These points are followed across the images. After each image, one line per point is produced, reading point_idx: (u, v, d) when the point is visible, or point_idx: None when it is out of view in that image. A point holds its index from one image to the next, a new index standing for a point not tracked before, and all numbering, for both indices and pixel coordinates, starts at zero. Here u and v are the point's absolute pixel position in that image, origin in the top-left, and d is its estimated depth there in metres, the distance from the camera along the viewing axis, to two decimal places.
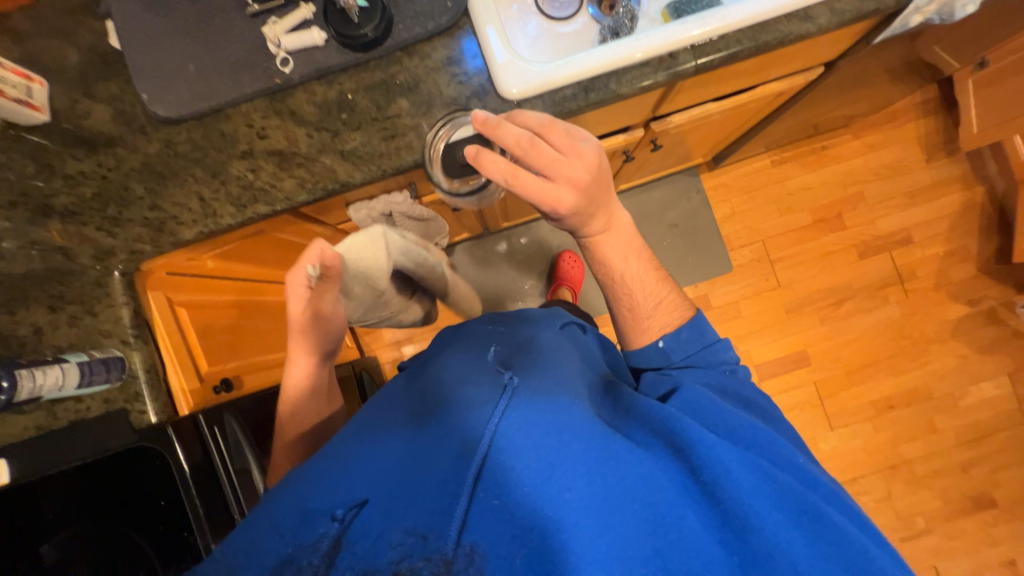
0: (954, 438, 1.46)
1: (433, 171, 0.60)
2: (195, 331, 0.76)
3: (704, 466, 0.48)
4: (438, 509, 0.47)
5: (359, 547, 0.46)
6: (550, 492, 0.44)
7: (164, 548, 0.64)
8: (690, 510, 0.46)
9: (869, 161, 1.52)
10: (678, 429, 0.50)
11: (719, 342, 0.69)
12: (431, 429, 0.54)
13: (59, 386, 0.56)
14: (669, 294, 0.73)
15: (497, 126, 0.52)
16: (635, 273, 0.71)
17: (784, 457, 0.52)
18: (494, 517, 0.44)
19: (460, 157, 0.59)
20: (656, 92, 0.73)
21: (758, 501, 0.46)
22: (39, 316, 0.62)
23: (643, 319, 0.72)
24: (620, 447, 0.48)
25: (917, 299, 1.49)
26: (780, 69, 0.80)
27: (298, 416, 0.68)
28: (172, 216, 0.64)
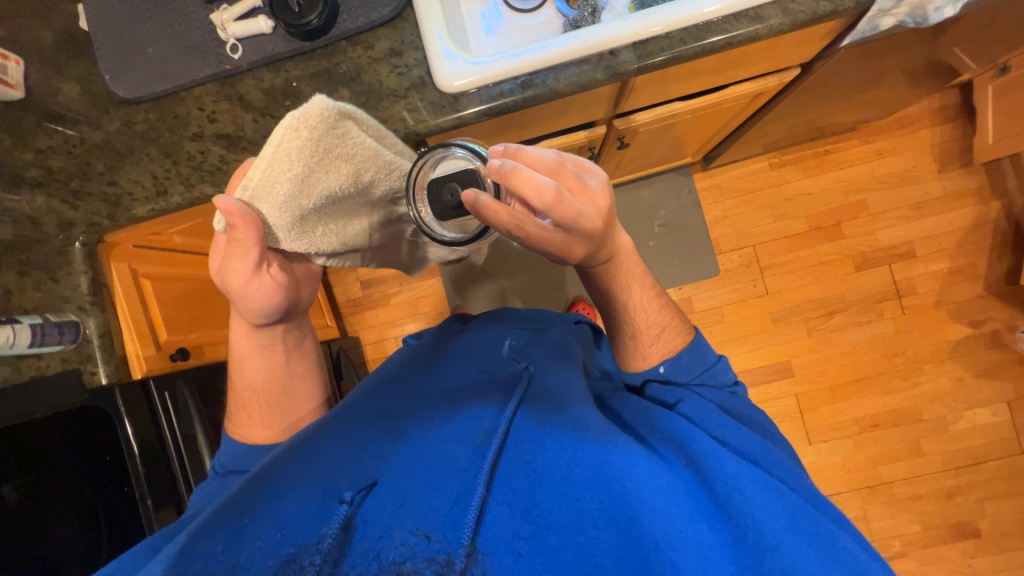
0: (941, 464, 1.40)
1: (421, 216, 0.54)
2: (157, 302, 0.83)
3: (717, 480, 0.50)
4: (452, 506, 0.52)
5: (369, 536, 0.51)
6: (567, 494, 0.51)
7: (107, 498, 0.73)
8: (704, 526, 0.47)
9: (875, 168, 1.45)
10: (690, 442, 0.54)
11: (719, 362, 0.66)
12: (453, 423, 0.59)
13: (10, 342, 0.61)
14: (671, 321, 0.67)
15: (514, 178, 0.44)
16: (640, 302, 0.65)
17: (793, 474, 0.53)
18: (511, 517, 0.50)
19: (449, 200, 0.51)
20: (607, 90, 0.72)
21: (769, 519, 0.46)
22: (7, 278, 0.67)
23: (644, 351, 0.66)
24: (636, 454, 0.52)
25: (914, 316, 1.42)
26: (747, 70, 0.78)
27: (251, 380, 0.68)
28: (127, 192, 0.68)
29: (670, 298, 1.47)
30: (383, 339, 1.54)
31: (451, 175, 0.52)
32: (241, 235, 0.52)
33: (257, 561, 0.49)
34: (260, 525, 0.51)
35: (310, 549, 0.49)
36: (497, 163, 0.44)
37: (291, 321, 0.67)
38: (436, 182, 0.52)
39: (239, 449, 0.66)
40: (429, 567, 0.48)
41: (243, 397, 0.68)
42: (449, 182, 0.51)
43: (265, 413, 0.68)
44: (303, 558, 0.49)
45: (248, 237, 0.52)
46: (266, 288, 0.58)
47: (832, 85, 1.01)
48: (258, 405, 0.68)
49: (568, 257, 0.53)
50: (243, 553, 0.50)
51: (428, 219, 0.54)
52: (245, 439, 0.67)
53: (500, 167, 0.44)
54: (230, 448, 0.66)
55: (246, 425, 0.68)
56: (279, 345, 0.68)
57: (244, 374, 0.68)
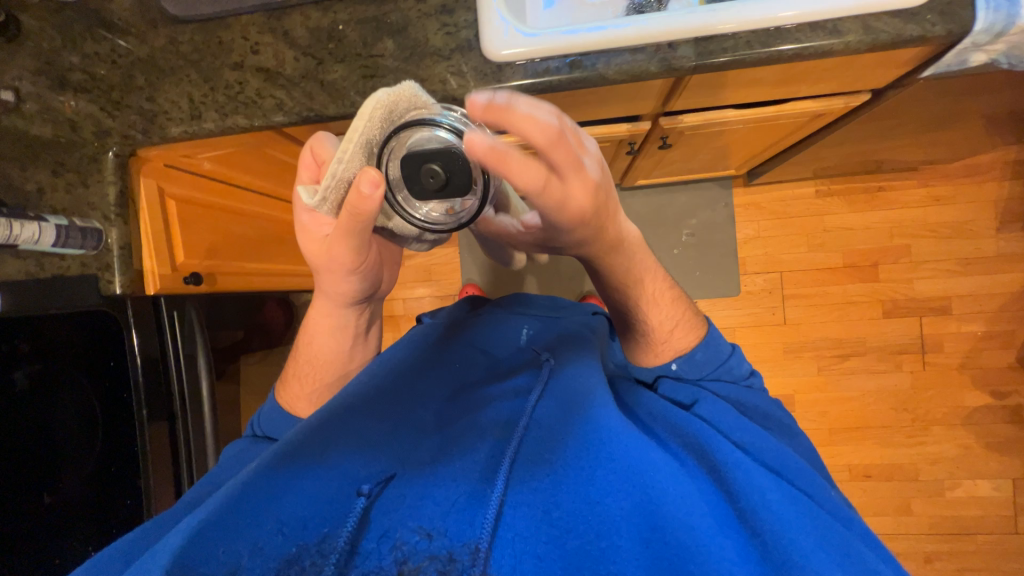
0: (927, 526, 1.36)
1: (406, 202, 0.44)
2: (179, 223, 0.86)
3: (743, 492, 0.48)
4: (459, 508, 0.50)
5: (383, 524, 0.49)
6: (587, 496, 0.48)
7: (106, 398, 0.77)
8: (730, 540, 0.44)
9: (928, 214, 1.37)
10: (713, 449, 0.52)
11: (733, 355, 0.65)
12: (468, 425, 0.58)
13: (36, 240, 0.65)
14: (682, 315, 0.65)
15: (512, 150, 0.36)
16: (649, 295, 0.62)
17: (813, 485, 0.52)
18: (531, 518, 0.48)
19: (428, 184, 0.41)
20: (659, 84, 0.69)
21: (799, 534, 0.45)
22: (42, 177, 0.71)
23: (657, 348, 0.64)
24: (660, 460, 0.50)
25: (934, 374, 1.37)
26: (811, 87, 0.73)
27: (313, 348, 0.67)
28: (163, 111, 0.69)
29: None
30: (391, 299, 1.55)
31: (425, 155, 0.40)
32: (363, 212, 0.42)
33: (253, 563, 0.45)
34: (262, 511, 0.48)
35: (311, 549, 0.47)
36: (484, 123, 0.36)
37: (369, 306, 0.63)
38: (410, 164, 0.41)
39: (279, 414, 0.69)
40: (431, 566, 0.46)
41: (303, 368, 0.69)
42: (421, 162, 0.40)
43: (322, 390, 0.70)
44: (304, 559, 0.46)
45: (371, 212, 0.42)
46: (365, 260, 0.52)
47: (901, 119, 0.94)
48: (315, 380, 0.69)
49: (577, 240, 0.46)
50: (241, 551, 0.46)
51: (415, 206, 0.45)
52: (291, 410, 0.69)
53: (489, 126, 0.36)
54: (274, 414, 0.69)
55: (296, 398, 0.69)
56: (351, 329, 0.66)
57: (310, 348, 0.68)
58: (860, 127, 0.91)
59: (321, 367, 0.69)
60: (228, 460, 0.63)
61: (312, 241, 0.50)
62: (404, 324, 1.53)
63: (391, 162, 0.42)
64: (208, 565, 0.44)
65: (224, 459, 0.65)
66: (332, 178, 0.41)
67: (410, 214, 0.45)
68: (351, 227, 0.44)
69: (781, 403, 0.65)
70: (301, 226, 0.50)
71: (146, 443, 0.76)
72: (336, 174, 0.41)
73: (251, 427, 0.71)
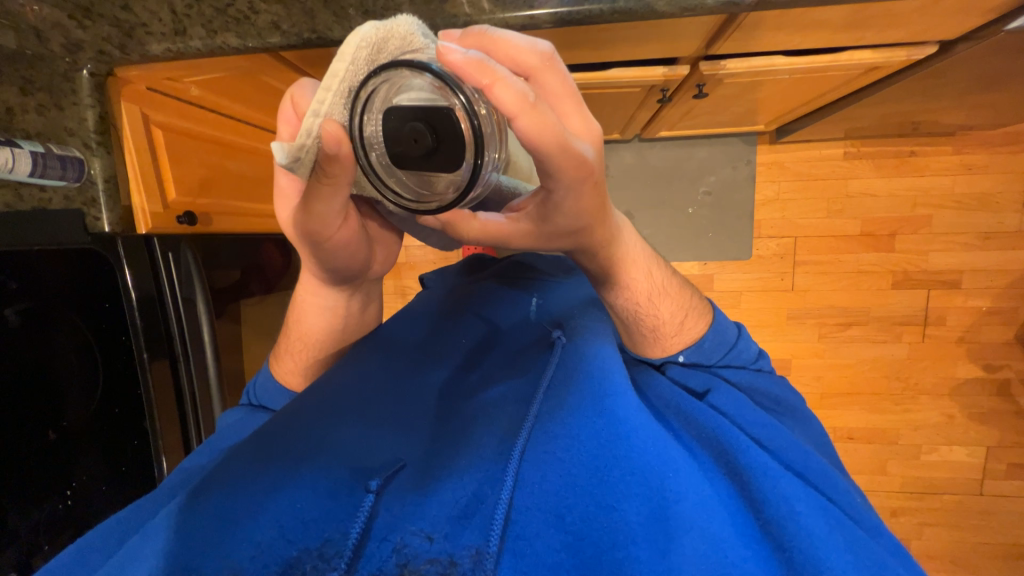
0: (898, 485, 1.45)
1: (383, 167, 0.35)
2: (167, 154, 0.82)
3: (767, 501, 0.47)
4: (460, 511, 0.47)
5: (385, 523, 0.47)
6: (603, 502, 0.46)
7: (104, 338, 0.75)
8: (751, 552, 0.44)
9: (957, 183, 1.31)
10: (732, 449, 0.51)
11: (740, 340, 0.63)
12: (472, 416, 0.56)
13: (11, 168, 0.59)
14: (690, 303, 0.61)
15: (493, 89, 0.30)
16: (656, 286, 0.57)
17: (833, 483, 0.51)
18: (542, 524, 0.46)
19: (414, 148, 0.32)
20: (710, 21, 0.60)
21: (833, 552, 0.43)
22: (9, 95, 0.61)
23: (664, 342, 0.61)
24: (678, 459, 0.49)
25: (931, 346, 1.38)
26: (877, 33, 0.65)
27: (303, 325, 0.66)
28: (141, 22, 0.59)
29: (691, 271, 1.40)
30: None
31: (413, 112, 0.32)
32: (334, 174, 0.37)
33: (254, 566, 0.43)
34: (261, 510, 0.46)
35: (313, 553, 0.44)
36: (457, 58, 0.30)
37: (355, 286, 0.62)
38: (394, 121, 0.33)
39: (274, 387, 0.68)
40: (432, 569, 0.44)
41: (294, 346, 0.68)
42: (410, 120, 0.32)
43: (315, 368, 0.69)
44: (306, 563, 0.44)
45: (344, 172, 0.37)
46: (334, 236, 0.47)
47: (957, 78, 0.86)
48: (309, 358, 0.68)
49: (575, 212, 0.40)
50: (242, 552, 0.44)
51: (392, 172, 0.35)
52: (285, 383, 0.69)
53: (464, 61, 0.30)
54: (267, 384, 0.69)
55: (292, 372, 0.69)
56: (342, 310, 0.66)
57: (300, 327, 0.67)
58: (913, 85, 0.84)
59: (313, 345, 0.68)
60: (227, 431, 0.63)
61: (287, 209, 0.49)
62: (405, 272, 1.50)
63: (372, 118, 0.34)
64: (209, 565, 0.43)
65: (221, 429, 0.64)
66: (307, 135, 0.34)
67: (383, 182, 0.36)
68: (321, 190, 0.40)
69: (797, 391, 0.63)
70: (277, 190, 0.48)
71: (151, 384, 0.75)
72: (309, 129, 0.34)
73: (245, 397, 0.70)
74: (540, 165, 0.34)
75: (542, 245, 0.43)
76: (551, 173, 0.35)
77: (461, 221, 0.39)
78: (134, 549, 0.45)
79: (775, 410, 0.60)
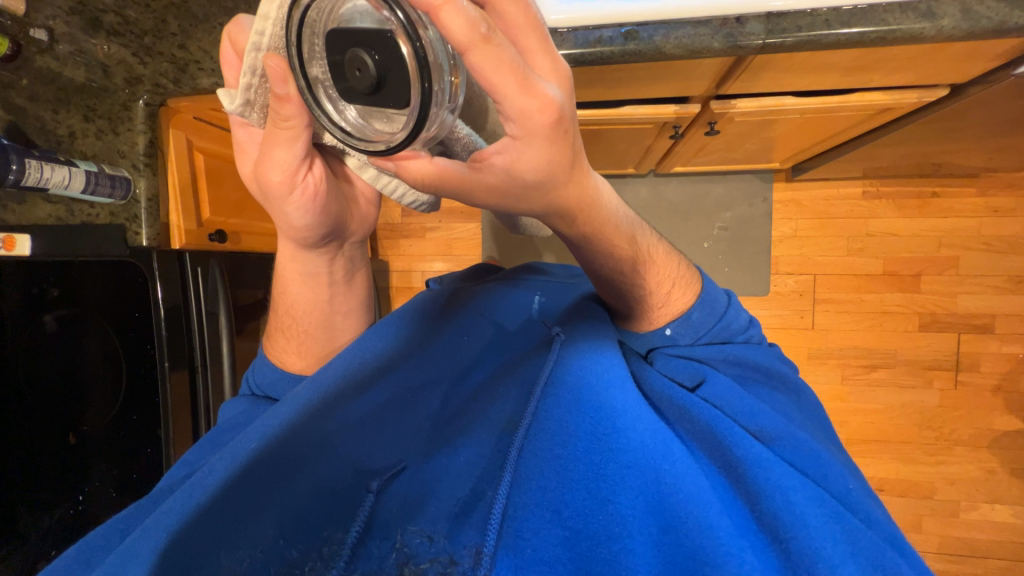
0: (935, 545, 1.34)
1: (328, 103, 0.33)
2: (205, 177, 0.89)
3: (762, 492, 0.46)
4: (460, 509, 0.50)
5: (389, 517, 0.49)
6: (598, 495, 0.46)
7: (127, 344, 0.79)
8: (747, 544, 0.43)
9: (983, 225, 1.28)
10: (725, 438, 0.51)
11: (729, 311, 0.61)
12: (473, 417, 0.59)
13: (66, 185, 0.67)
14: (677, 271, 0.59)
15: (441, 13, 0.26)
16: (640, 255, 0.54)
17: (828, 467, 0.50)
18: (541, 521, 0.46)
19: (355, 79, 0.30)
20: (718, 63, 0.63)
21: (827, 542, 0.42)
22: (74, 121, 0.72)
23: (652, 314, 0.60)
24: (674, 450, 0.49)
25: (964, 394, 1.31)
26: (885, 77, 0.67)
27: (289, 298, 0.68)
28: (195, 60, 0.65)
29: None
30: (410, 270, 1.53)
31: (354, 36, 0.29)
32: (285, 116, 0.38)
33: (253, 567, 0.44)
34: (269, 506, 0.48)
35: (313, 552, 0.45)
36: None
37: (335, 246, 0.62)
38: (337, 49, 0.30)
39: (272, 370, 0.69)
40: (432, 568, 0.44)
41: (284, 320, 0.70)
42: (351, 45, 0.29)
43: (306, 342, 0.69)
44: (306, 562, 0.45)
45: (297, 115, 0.38)
46: (311, 197, 0.48)
47: (975, 121, 0.86)
48: (298, 331, 0.69)
49: (544, 165, 0.34)
50: (243, 553, 0.45)
51: (344, 108, 0.33)
52: (281, 364, 0.70)
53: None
54: (265, 370, 0.69)
55: (285, 351, 0.70)
56: (324, 274, 0.66)
57: (287, 298, 0.68)
58: (928, 127, 0.85)
59: (300, 321, 0.69)
60: (229, 422, 0.64)
61: (248, 163, 0.47)
62: None
63: (318, 45, 0.32)
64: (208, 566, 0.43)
65: (223, 421, 0.65)
66: (251, 72, 0.35)
67: (332, 121, 0.34)
68: (286, 142, 0.41)
69: (792, 370, 0.63)
70: (237, 145, 0.47)
71: (168, 393, 0.77)
72: (254, 66, 0.35)
73: (246, 385, 0.72)
74: (504, 112, 0.30)
75: (514, 203, 0.37)
76: (517, 119, 0.30)
77: (412, 165, 0.34)
78: (133, 546, 0.43)
79: (764, 382, 0.60)
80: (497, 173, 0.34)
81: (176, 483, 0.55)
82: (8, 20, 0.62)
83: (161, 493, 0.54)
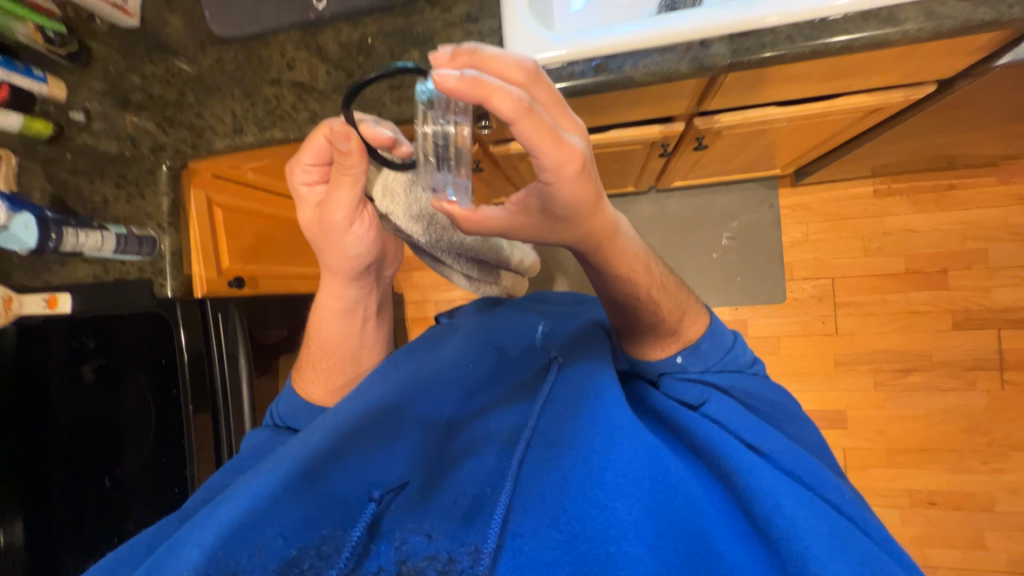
0: (1002, 563, 1.22)
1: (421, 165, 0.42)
2: (223, 229, 0.95)
3: (756, 498, 0.46)
4: (462, 514, 0.49)
5: (394, 528, 0.49)
6: (596, 499, 0.44)
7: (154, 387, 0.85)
8: (739, 548, 0.44)
9: (1010, 214, 1.22)
10: (724, 453, 0.50)
11: (737, 343, 0.61)
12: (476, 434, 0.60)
13: (99, 247, 0.74)
14: (687, 300, 0.60)
15: (493, 101, 0.30)
16: (653, 281, 0.55)
17: (820, 478, 0.50)
18: (540, 524, 0.45)
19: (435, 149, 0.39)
20: (691, 84, 0.65)
21: (821, 547, 0.42)
22: (107, 190, 0.80)
23: (663, 341, 0.59)
24: (670, 465, 0.48)
25: (1014, 394, 1.22)
26: (868, 79, 0.67)
27: (324, 334, 0.72)
28: (210, 126, 0.73)
29: (722, 316, 1.36)
30: (424, 300, 1.57)
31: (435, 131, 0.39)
32: (353, 167, 0.48)
33: (253, 565, 0.44)
34: (275, 506, 0.48)
35: (311, 551, 0.46)
36: (453, 80, 0.30)
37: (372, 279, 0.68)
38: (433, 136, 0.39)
39: (297, 403, 0.72)
40: (430, 566, 0.44)
41: (316, 354, 0.73)
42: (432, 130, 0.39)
43: (333, 373, 0.73)
44: (304, 561, 0.45)
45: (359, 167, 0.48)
46: (367, 218, 0.56)
47: (974, 111, 0.85)
48: (328, 365, 0.73)
49: (573, 204, 0.37)
50: (241, 552, 0.44)
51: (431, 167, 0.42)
52: (307, 397, 0.72)
53: (459, 81, 0.30)
54: (290, 402, 0.72)
55: (311, 383, 0.73)
56: (358, 309, 0.71)
57: (321, 334, 0.72)
58: (926, 122, 0.84)
59: (335, 353, 0.73)
60: (251, 452, 0.66)
61: (308, 208, 0.55)
62: None
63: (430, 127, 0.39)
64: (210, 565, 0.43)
65: (245, 450, 0.67)
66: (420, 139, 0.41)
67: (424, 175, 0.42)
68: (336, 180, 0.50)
69: (793, 395, 0.62)
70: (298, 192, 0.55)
71: (191, 433, 0.82)
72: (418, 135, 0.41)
73: (269, 417, 0.74)
74: (540, 166, 0.33)
75: (548, 236, 0.41)
76: (552, 173, 0.33)
77: (472, 220, 0.38)
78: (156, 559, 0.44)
79: (768, 412, 0.58)
80: (532, 213, 0.38)
81: (200, 503, 0.57)
82: (52, 106, 0.74)
83: (188, 510, 0.57)
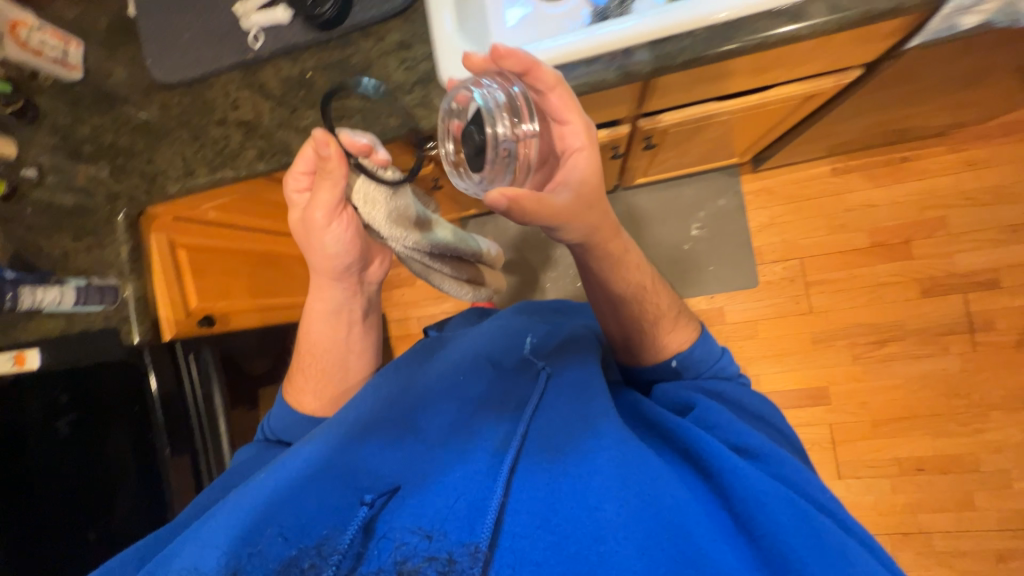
0: (995, 522, 1.24)
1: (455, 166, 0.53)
2: (190, 270, 0.96)
3: (739, 497, 0.47)
4: (461, 508, 0.49)
5: (392, 527, 0.49)
6: (586, 503, 0.47)
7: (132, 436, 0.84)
8: (728, 548, 0.44)
9: (962, 181, 1.26)
10: (706, 454, 0.51)
11: (723, 354, 0.66)
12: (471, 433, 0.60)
13: (58, 301, 0.74)
14: (676, 305, 0.68)
15: (544, 67, 0.47)
16: (642, 284, 0.63)
17: (803, 478, 0.51)
18: (529, 526, 0.47)
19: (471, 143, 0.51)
20: (625, 90, 0.67)
21: (802, 543, 0.43)
22: (64, 242, 0.79)
23: (660, 340, 0.65)
24: (657, 465, 0.49)
25: (986, 354, 1.25)
26: (795, 70, 0.69)
27: (311, 341, 0.73)
28: (161, 171, 0.74)
29: (698, 305, 1.37)
30: (407, 317, 1.58)
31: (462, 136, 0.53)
32: (333, 168, 0.52)
33: (254, 564, 0.45)
34: (275, 509, 0.49)
35: (311, 551, 0.47)
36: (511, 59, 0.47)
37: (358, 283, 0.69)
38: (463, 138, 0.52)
39: (288, 412, 0.73)
40: (430, 567, 0.45)
41: (304, 360, 0.75)
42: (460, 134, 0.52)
43: (322, 380, 0.74)
44: (304, 560, 0.46)
45: (341, 168, 0.52)
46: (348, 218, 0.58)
47: (908, 87, 0.88)
48: (318, 371, 0.74)
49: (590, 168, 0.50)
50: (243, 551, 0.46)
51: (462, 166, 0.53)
52: (297, 405, 0.74)
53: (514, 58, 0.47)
54: (281, 413, 0.74)
55: (302, 393, 0.74)
56: (345, 313, 0.71)
57: (309, 339, 0.73)
58: (862, 102, 0.87)
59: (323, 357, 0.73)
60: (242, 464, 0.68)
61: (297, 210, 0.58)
62: None
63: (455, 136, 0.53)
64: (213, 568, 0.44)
65: (234, 465, 0.68)
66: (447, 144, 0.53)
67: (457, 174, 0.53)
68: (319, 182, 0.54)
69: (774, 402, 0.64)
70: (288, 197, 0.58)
71: None
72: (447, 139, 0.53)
73: (261, 430, 0.76)
74: (571, 129, 0.49)
75: (575, 209, 0.50)
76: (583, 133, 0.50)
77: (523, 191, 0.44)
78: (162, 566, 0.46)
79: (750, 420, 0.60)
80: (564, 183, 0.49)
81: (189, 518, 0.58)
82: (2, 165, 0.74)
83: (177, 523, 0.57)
